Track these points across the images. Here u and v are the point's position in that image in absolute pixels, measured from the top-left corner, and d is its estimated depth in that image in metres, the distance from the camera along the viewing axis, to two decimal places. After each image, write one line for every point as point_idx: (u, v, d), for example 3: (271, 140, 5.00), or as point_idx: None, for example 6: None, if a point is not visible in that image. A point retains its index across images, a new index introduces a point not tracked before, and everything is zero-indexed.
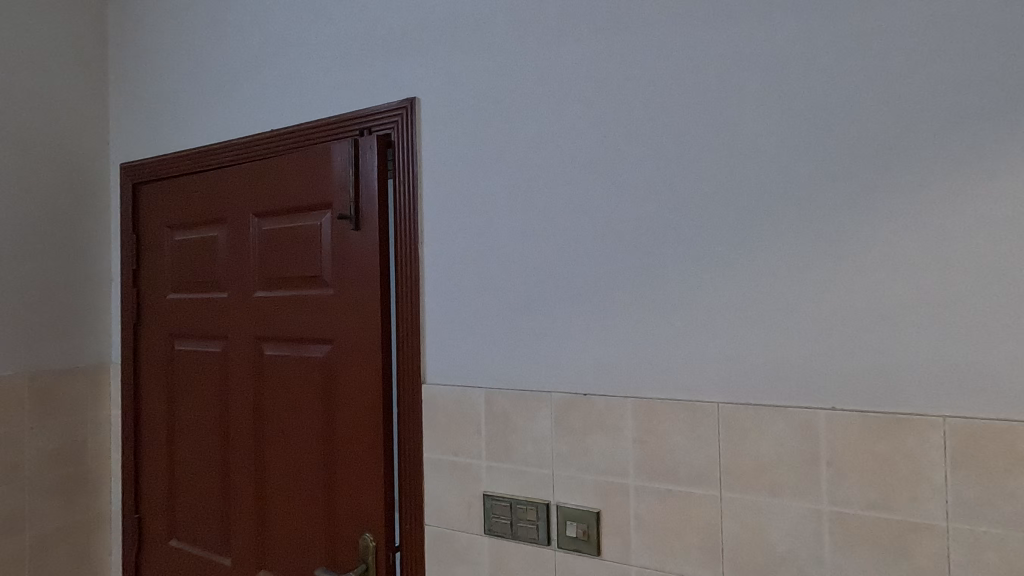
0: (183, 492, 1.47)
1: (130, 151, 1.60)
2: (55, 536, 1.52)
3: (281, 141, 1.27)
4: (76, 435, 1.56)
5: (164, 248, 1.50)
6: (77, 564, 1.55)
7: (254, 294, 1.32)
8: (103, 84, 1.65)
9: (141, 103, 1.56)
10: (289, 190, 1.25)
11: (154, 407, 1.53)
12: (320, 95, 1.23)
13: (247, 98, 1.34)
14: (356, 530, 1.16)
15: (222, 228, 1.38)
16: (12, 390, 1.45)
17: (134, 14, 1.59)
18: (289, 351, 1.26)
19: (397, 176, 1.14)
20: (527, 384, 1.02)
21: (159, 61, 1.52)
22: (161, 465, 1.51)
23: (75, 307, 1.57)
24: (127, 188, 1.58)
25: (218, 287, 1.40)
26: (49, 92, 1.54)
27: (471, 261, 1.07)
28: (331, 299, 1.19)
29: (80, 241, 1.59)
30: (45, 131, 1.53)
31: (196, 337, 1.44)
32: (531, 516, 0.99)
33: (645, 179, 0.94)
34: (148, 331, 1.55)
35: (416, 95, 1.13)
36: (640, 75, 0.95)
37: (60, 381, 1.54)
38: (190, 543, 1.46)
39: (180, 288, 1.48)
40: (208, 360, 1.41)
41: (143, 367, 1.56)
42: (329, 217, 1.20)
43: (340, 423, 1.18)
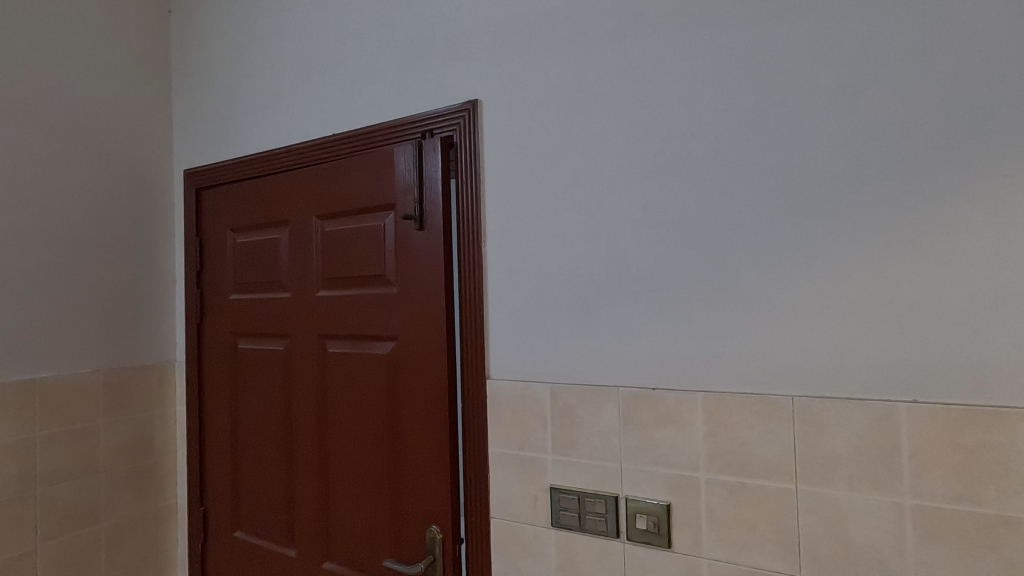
0: (248, 485, 1.52)
1: (193, 158, 1.66)
2: (128, 527, 1.59)
3: (344, 145, 1.31)
4: (145, 430, 1.63)
5: (227, 250, 1.56)
6: (147, 554, 1.62)
7: (318, 293, 1.36)
8: (166, 94, 1.72)
9: (203, 111, 1.63)
10: (352, 191, 1.29)
11: (218, 403, 1.59)
12: (382, 98, 1.27)
13: (308, 104, 1.38)
14: (422, 523, 1.19)
15: (285, 230, 1.43)
16: (89, 386, 1.52)
17: (195, 26, 1.66)
18: (354, 348, 1.30)
19: (460, 176, 1.16)
20: (593, 379, 1.04)
21: (221, 71, 1.58)
22: (226, 460, 1.57)
23: (143, 308, 1.64)
24: (190, 193, 1.64)
25: (281, 287, 1.45)
26: (118, 103, 1.61)
27: (535, 258, 1.10)
28: (395, 296, 1.23)
29: (147, 244, 1.66)
30: (114, 139, 1.60)
31: (259, 336, 1.50)
32: (600, 509, 1.01)
33: (713, 175, 0.95)
34: (211, 330, 1.61)
35: (477, 98, 1.16)
36: (706, 72, 0.95)
37: (131, 378, 1.61)
38: (255, 535, 1.51)
39: (243, 289, 1.53)
40: (272, 358, 1.46)
41: (207, 365, 1.62)
42: (392, 218, 1.24)
43: (405, 417, 1.22)
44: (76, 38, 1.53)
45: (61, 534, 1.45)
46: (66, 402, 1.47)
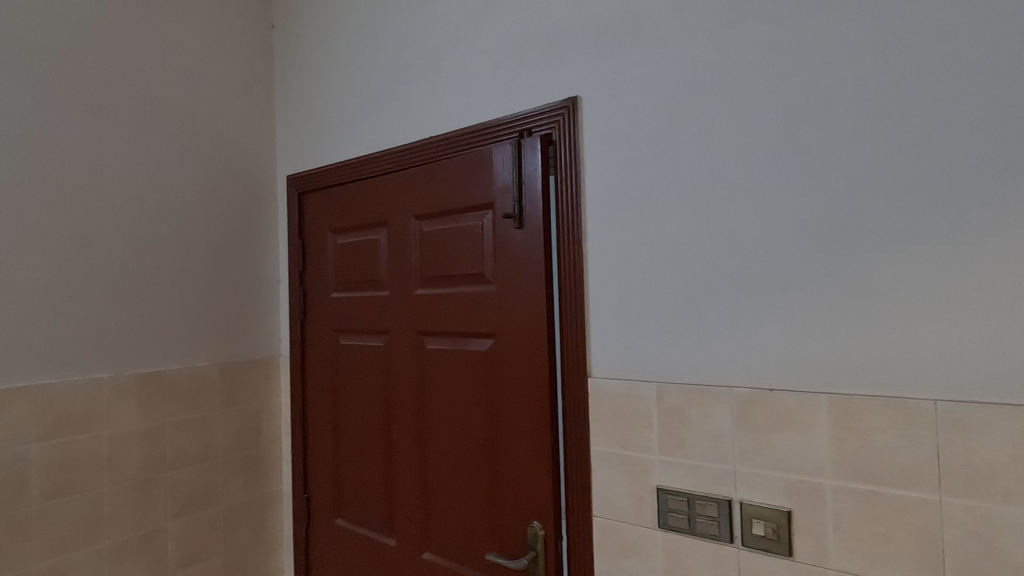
0: (349, 476, 1.59)
1: (296, 164, 1.76)
2: (241, 509, 1.70)
3: (442, 147, 1.34)
4: (255, 419, 1.74)
5: (328, 251, 1.64)
6: (257, 536, 1.74)
7: (417, 292, 1.40)
8: (270, 105, 1.82)
9: (305, 119, 1.72)
10: (451, 192, 1.33)
11: (320, 396, 1.67)
12: (481, 100, 1.29)
13: (407, 109, 1.43)
14: (523, 518, 1.20)
15: (383, 231, 1.49)
16: (207, 377, 1.63)
17: (296, 38, 1.76)
18: (452, 345, 1.33)
19: (561, 174, 1.16)
20: (703, 380, 1.01)
21: (321, 80, 1.66)
22: (327, 450, 1.65)
23: (252, 305, 1.75)
24: (294, 198, 1.74)
25: (380, 286, 1.51)
26: (229, 115, 1.72)
27: (639, 256, 1.08)
28: (494, 294, 1.25)
29: (255, 246, 1.76)
30: (226, 148, 1.71)
31: (359, 333, 1.56)
32: (712, 512, 0.98)
33: (838, 164, 0.89)
34: (314, 327, 1.70)
35: (577, 94, 1.15)
36: (830, 55, 0.90)
37: (242, 371, 1.72)
38: (356, 523, 1.58)
39: (343, 288, 1.61)
40: (371, 354, 1.52)
41: (310, 360, 1.71)
42: (491, 217, 1.26)
43: (505, 413, 1.23)
44: (195, 56, 1.65)
45: (185, 514, 1.57)
46: (189, 393, 1.59)
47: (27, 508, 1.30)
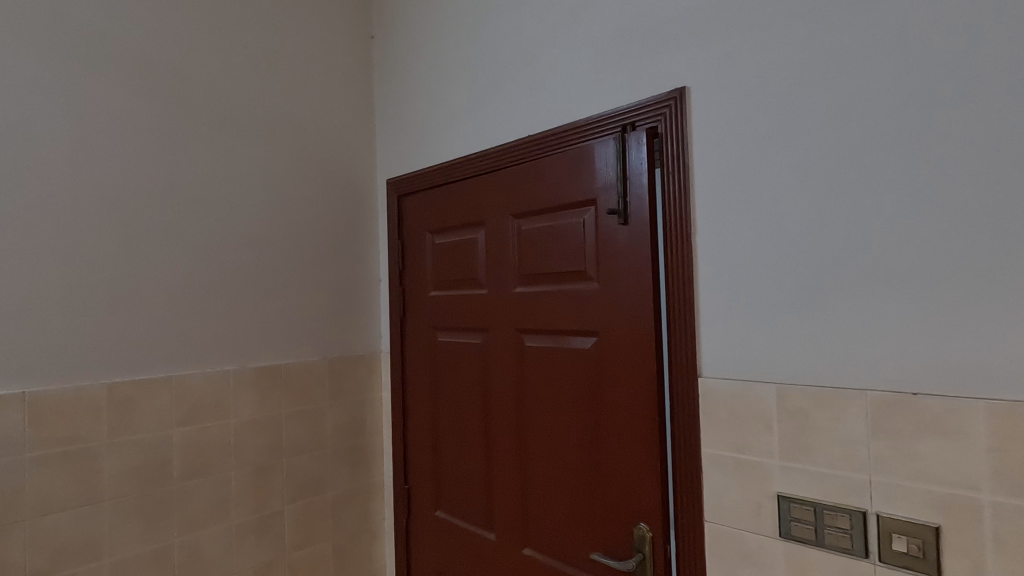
0: (448, 469, 1.63)
1: (395, 168, 1.83)
2: (347, 497, 1.79)
3: (542, 146, 1.35)
4: (359, 412, 1.83)
5: (427, 251, 1.69)
6: (361, 523, 1.83)
7: (516, 290, 1.42)
8: (370, 113, 1.91)
9: (404, 124, 1.79)
10: (551, 190, 1.33)
11: (420, 392, 1.73)
12: (582, 97, 1.28)
13: (506, 109, 1.44)
14: (629, 519, 1.18)
15: (482, 230, 1.52)
16: (317, 370, 1.73)
17: (395, 46, 1.83)
18: (552, 342, 1.33)
19: (667, 168, 1.13)
20: (831, 381, 0.94)
21: (420, 85, 1.72)
22: (427, 444, 1.71)
23: (356, 303, 1.84)
24: (393, 200, 1.81)
25: (478, 284, 1.54)
26: (335, 123, 1.81)
27: (755, 252, 1.03)
28: (596, 291, 1.24)
29: (358, 247, 1.85)
30: (333, 154, 1.80)
31: (457, 330, 1.60)
32: (843, 524, 0.91)
33: (996, 145, 0.80)
34: (413, 325, 1.76)
35: (685, 85, 1.11)
36: (986, 22, 0.81)
37: (348, 365, 1.81)
38: (456, 516, 1.62)
39: (442, 286, 1.65)
40: (470, 351, 1.55)
41: (409, 356, 1.78)
42: (593, 213, 1.24)
43: (609, 412, 1.22)
44: (305, 70, 1.75)
45: (299, 499, 1.68)
46: (302, 386, 1.70)
47: (169, 487, 1.43)
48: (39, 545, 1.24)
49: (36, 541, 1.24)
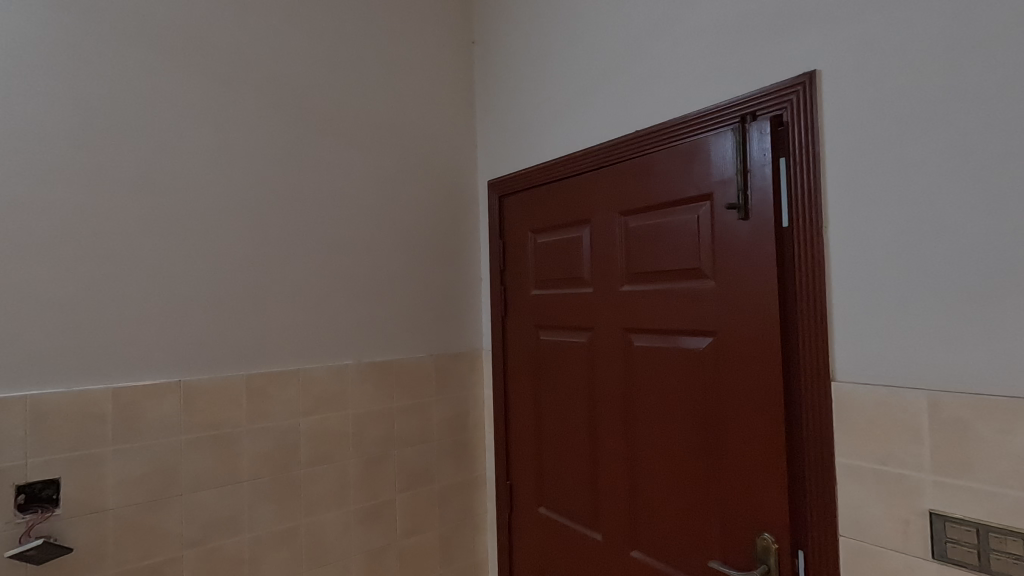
0: (552, 467, 1.64)
1: (497, 169, 1.87)
2: (452, 489, 1.85)
3: (653, 141, 1.32)
4: (463, 407, 1.89)
5: (529, 250, 1.71)
6: (465, 515, 1.88)
7: (623, 288, 1.40)
8: (472, 116, 1.96)
9: (507, 125, 1.82)
10: (663, 186, 1.29)
11: (522, 389, 1.75)
12: (697, 88, 1.24)
13: (615, 106, 1.43)
14: (751, 528, 1.13)
15: (586, 229, 1.51)
16: (424, 366, 1.81)
17: (497, 50, 1.87)
18: (663, 342, 1.30)
19: (794, 158, 1.06)
20: (996, 390, 0.84)
21: (523, 86, 1.75)
22: (530, 441, 1.73)
23: (459, 302, 1.90)
24: (495, 201, 1.85)
25: (582, 283, 1.53)
26: (440, 127, 1.88)
27: (900, 245, 0.94)
28: (711, 290, 1.19)
29: (462, 247, 1.90)
30: (438, 158, 1.86)
31: (560, 329, 1.60)
32: (1015, 549, 0.82)
33: None
34: (514, 323, 1.78)
35: (815, 68, 1.04)
36: None
37: (452, 362, 1.87)
38: (560, 514, 1.62)
39: (544, 285, 1.66)
40: (574, 350, 1.55)
41: (511, 354, 1.80)
42: (708, 209, 1.20)
43: (728, 415, 1.17)
44: (414, 76, 1.82)
45: (409, 489, 1.76)
46: (411, 381, 1.77)
47: (297, 472, 1.55)
48: (192, 518, 1.38)
49: (189, 515, 1.38)
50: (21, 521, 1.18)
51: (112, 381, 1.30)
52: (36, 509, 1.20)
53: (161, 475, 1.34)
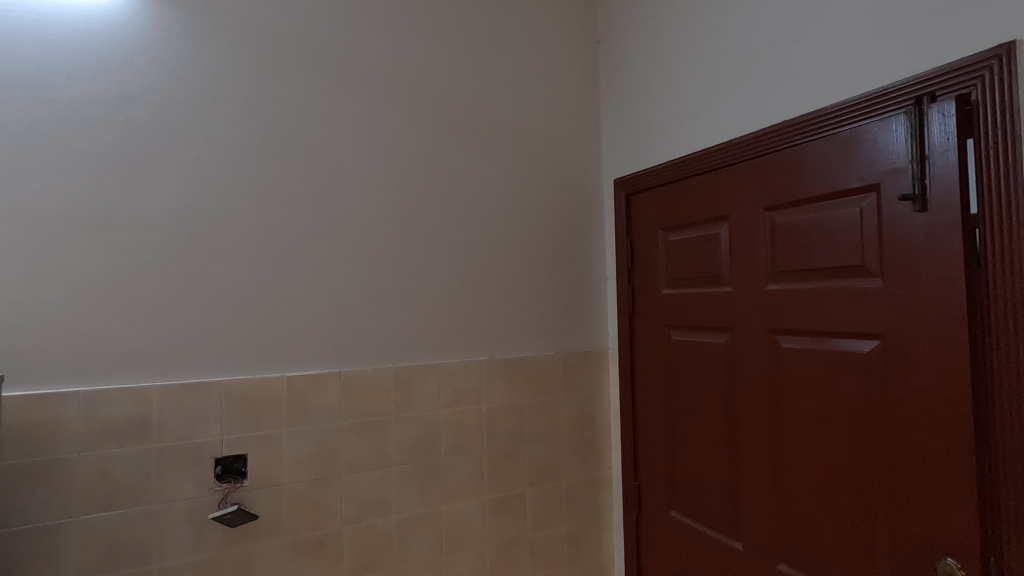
0: (685, 470, 1.60)
1: (625, 168, 1.86)
2: (579, 486, 1.87)
3: (805, 130, 1.24)
4: (590, 405, 1.90)
5: (660, 249, 1.69)
6: (591, 513, 1.89)
7: (768, 287, 1.33)
8: (597, 115, 1.97)
9: (637, 122, 1.80)
10: (817, 177, 1.21)
11: (652, 389, 1.73)
12: (860, 71, 1.15)
13: (761, 95, 1.37)
14: (929, 551, 1.02)
15: (725, 225, 1.45)
16: (552, 363, 1.84)
17: (626, 47, 1.85)
18: (816, 344, 1.22)
19: (987, 140, 0.95)
20: None
21: (655, 82, 1.72)
22: (660, 442, 1.70)
23: (585, 301, 1.91)
24: (622, 199, 1.84)
25: (719, 281, 1.48)
26: (567, 128, 1.90)
27: None
28: (878, 288, 1.10)
29: (588, 246, 1.91)
30: (565, 159, 1.89)
31: (695, 329, 1.56)
32: None
33: None
34: (644, 322, 1.76)
35: (1015, 38, 0.92)
36: None
37: (579, 360, 1.89)
38: (694, 519, 1.58)
39: (676, 284, 1.63)
40: (710, 351, 1.50)
41: (639, 354, 1.78)
42: (874, 201, 1.11)
43: (898, 425, 1.07)
44: (543, 80, 1.86)
45: (539, 483, 1.80)
46: (539, 377, 1.81)
47: (438, 460, 1.65)
48: (350, 497, 1.52)
49: (348, 494, 1.52)
50: (219, 489, 1.37)
51: (287, 370, 1.46)
52: (229, 480, 1.38)
53: (325, 456, 1.49)
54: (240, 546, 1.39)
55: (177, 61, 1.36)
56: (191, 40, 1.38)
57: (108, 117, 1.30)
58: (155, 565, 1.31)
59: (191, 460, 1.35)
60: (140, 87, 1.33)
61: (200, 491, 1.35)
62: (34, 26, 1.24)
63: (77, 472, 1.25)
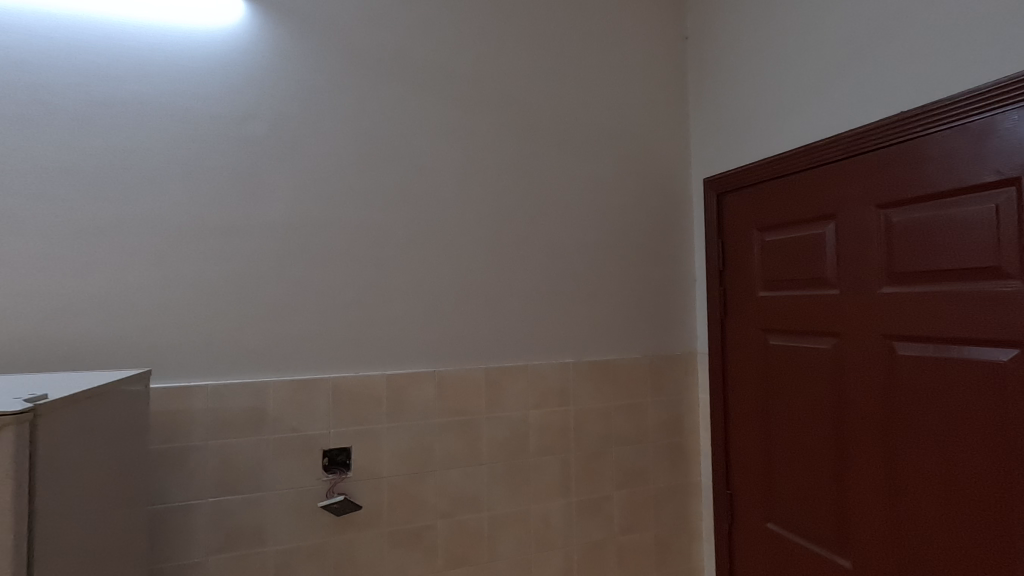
0: (785, 481, 1.53)
1: (715, 166, 1.81)
2: (668, 492, 1.84)
3: (926, 121, 1.16)
4: (678, 409, 1.86)
5: (755, 250, 1.63)
6: (680, 521, 1.85)
7: (882, 290, 1.25)
8: (685, 113, 1.92)
9: (729, 119, 1.75)
10: (942, 172, 1.13)
11: (747, 395, 1.67)
12: (991, 56, 1.06)
13: (872, 87, 1.29)
14: None
15: (830, 225, 1.38)
16: (639, 366, 1.82)
17: (717, 42, 1.80)
18: (940, 352, 1.14)
19: None
20: None
21: (750, 77, 1.67)
22: (755, 450, 1.64)
23: (673, 303, 1.87)
24: (713, 199, 1.79)
25: (824, 283, 1.40)
26: (654, 127, 1.87)
27: None
28: (1017, 292, 1.00)
29: (676, 248, 1.88)
30: (653, 158, 1.86)
31: (796, 333, 1.49)
32: None
33: None
34: (737, 326, 1.70)
35: None
36: None
37: (667, 363, 1.86)
38: (795, 533, 1.51)
39: (774, 287, 1.56)
40: (814, 357, 1.43)
41: (732, 358, 1.73)
42: (1013, 197, 1.02)
43: None
44: (630, 79, 1.84)
45: (626, 487, 1.78)
46: (627, 380, 1.80)
47: (527, 460, 1.67)
48: (444, 492, 1.58)
49: (442, 489, 1.58)
50: (327, 479, 1.46)
51: (386, 368, 1.54)
52: (335, 471, 1.47)
53: (421, 451, 1.56)
54: (345, 534, 1.47)
55: (289, 79, 1.47)
56: (301, 59, 1.48)
57: (230, 133, 1.41)
58: (271, 547, 1.41)
59: (302, 451, 1.44)
60: (257, 105, 1.44)
61: (311, 480, 1.45)
62: (169, 53, 1.38)
63: (206, 459, 1.37)
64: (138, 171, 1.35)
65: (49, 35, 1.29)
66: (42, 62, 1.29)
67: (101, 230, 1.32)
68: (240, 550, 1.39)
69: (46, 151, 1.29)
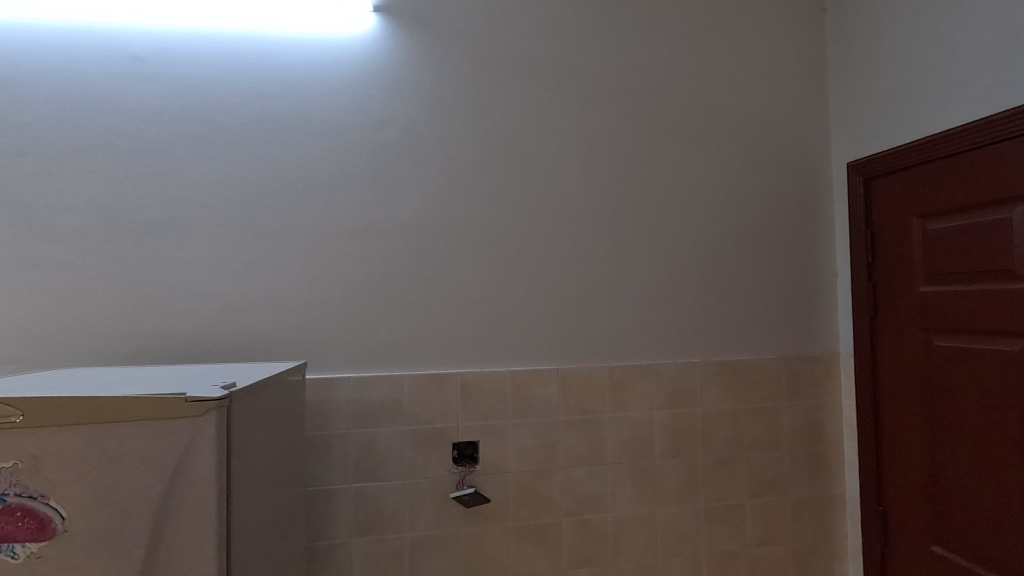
0: (955, 500, 1.35)
1: (861, 149, 1.64)
2: (808, 505, 1.70)
3: None
4: (818, 415, 1.71)
5: (915, 240, 1.45)
6: (822, 536, 1.70)
7: None
8: (823, 92, 1.76)
9: (878, 96, 1.58)
10: None
11: (904, 402, 1.49)
12: None
13: None
14: None
15: (1018, 209, 1.20)
16: (773, 368, 1.69)
17: (862, 12, 1.63)
18: None
19: None
20: None
21: (905, 47, 1.49)
22: (917, 464, 1.46)
23: (811, 301, 1.72)
24: (857, 185, 1.63)
25: (1009, 276, 1.22)
26: (788, 110, 1.73)
27: None
28: None
29: (814, 240, 1.73)
30: (787, 144, 1.72)
31: (970, 333, 1.31)
32: None
33: None
34: (891, 325, 1.53)
35: None
36: None
37: (805, 365, 1.71)
38: (969, 559, 1.33)
39: (941, 280, 1.38)
40: (996, 359, 1.24)
41: (885, 361, 1.56)
42: None
43: None
44: (760, 61, 1.72)
45: (760, 496, 1.67)
46: (760, 382, 1.68)
47: (652, 462, 1.61)
48: (568, 490, 1.57)
49: (567, 487, 1.57)
50: (456, 472, 1.51)
51: (511, 365, 1.55)
52: (465, 464, 1.51)
53: (546, 449, 1.56)
54: (474, 526, 1.51)
55: (417, 87, 1.52)
56: (428, 66, 1.53)
57: (365, 141, 1.50)
58: (407, 533, 1.48)
59: (434, 443, 1.50)
60: (389, 113, 1.51)
61: (442, 472, 1.50)
62: (313, 69, 1.48)
63: (349, 447, 1.46)
64: (288, 181, 1.46)
65: (215, 60, 1.45)
66: (210, 85, 1.44)
67: (259, 235, 1.45)
68: (380, 534, 1.47)
69: (212, 166, 1.44)
